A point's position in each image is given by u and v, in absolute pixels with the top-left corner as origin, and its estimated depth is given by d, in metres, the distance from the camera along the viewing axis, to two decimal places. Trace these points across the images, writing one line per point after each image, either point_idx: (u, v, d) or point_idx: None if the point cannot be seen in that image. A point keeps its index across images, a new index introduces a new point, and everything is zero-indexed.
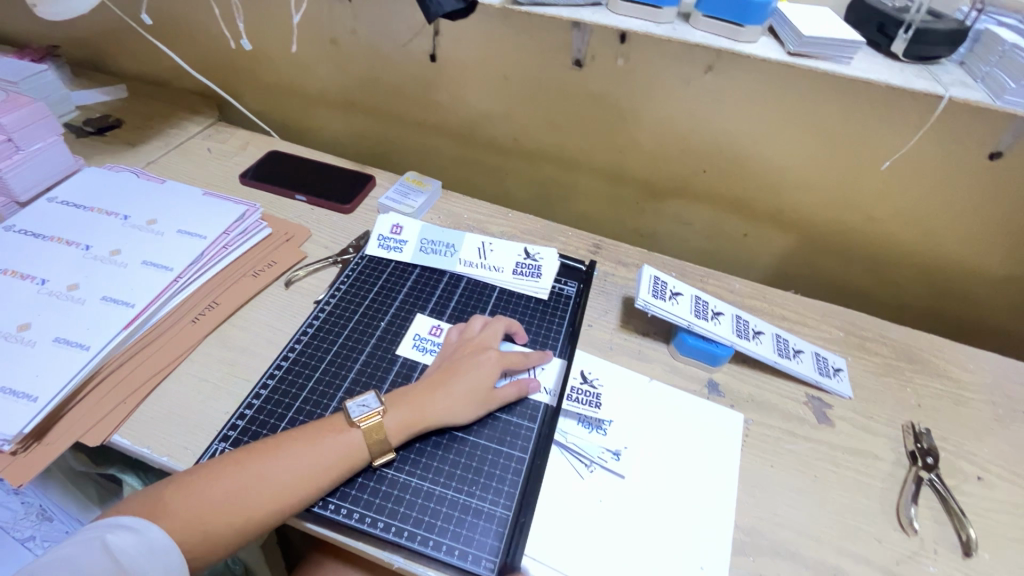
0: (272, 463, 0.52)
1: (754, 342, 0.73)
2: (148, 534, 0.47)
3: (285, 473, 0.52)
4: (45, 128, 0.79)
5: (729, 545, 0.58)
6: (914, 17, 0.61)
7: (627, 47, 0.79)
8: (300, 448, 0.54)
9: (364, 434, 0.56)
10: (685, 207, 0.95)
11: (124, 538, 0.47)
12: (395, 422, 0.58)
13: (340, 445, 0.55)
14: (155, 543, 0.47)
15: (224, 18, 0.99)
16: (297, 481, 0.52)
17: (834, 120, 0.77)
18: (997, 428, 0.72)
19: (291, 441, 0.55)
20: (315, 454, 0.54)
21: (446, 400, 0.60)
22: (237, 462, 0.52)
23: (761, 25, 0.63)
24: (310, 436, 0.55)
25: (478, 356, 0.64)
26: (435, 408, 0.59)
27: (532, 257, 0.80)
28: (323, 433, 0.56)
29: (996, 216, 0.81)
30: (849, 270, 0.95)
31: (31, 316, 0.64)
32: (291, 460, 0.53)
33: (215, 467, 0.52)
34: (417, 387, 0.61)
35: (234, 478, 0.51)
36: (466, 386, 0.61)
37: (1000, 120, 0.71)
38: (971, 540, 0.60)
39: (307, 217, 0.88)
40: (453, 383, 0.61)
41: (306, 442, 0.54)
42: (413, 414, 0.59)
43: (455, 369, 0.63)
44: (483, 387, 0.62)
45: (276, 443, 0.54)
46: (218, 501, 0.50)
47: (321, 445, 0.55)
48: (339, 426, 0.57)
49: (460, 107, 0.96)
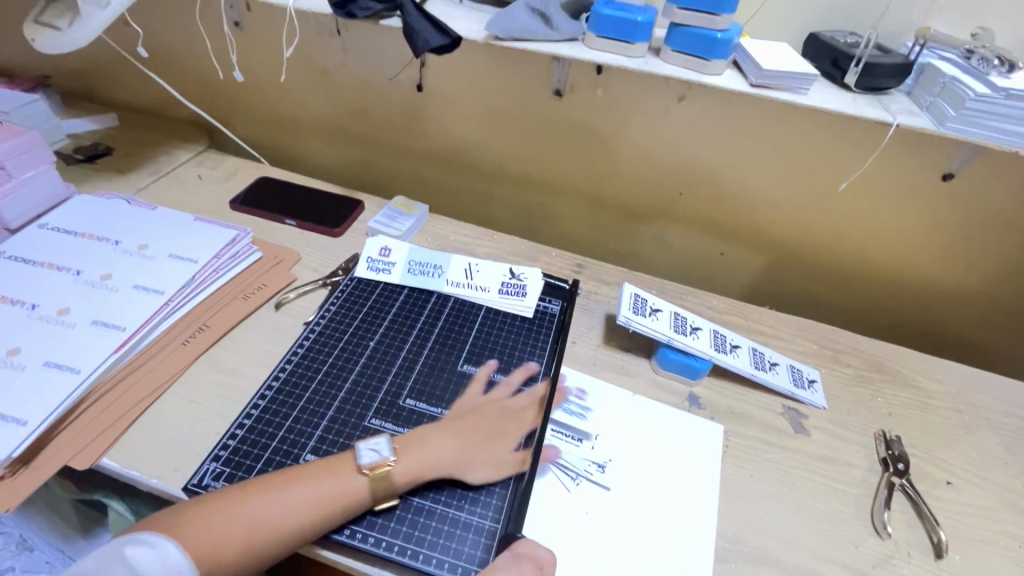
0: (284, 506, 0.52)
1: (731, 356, 0.76)
2: (165, 551, 0.48)
3: (283, 520, 0.52)
4: (38, 156, 0.81)
5: (711, 554, 0.59)
6: (863, 53, 0.66)
7: (604, 78, 0.83)
8: (310, 490, 0.54)
9: (373, 479, 0.56)
10: (663, 228, 0.99)
11: (142, 552, 0.47)
12: (403, 461, 0.58)
13: (347, 486, 0.55)
14: (171, 558, 0.48)
15: (218, 52, 1.02)
16: (298, 524, 0.52)
17: (799, 147, 0.82)
18: (963, 434, 0.75)
19: (297, 480, 0.54)
20: (321, 496, 0.54)
21: (434, 422, 0.62)
22: (242, 501, 0.52)
23: (725, 59, 0.69)
24: (317, 477, 0.55)
25: (506, 420, 0.65)
26: (428, 429, 0.61)
27: (517, 277, 0.83)
28: (331, 472, 0.55)
29: (954, 234, 0.86)
30: (822, 286, 0.99)
31: (21, 341, 0.64)
32: (300, 500, 0.53)
33: (225, 500, 0.52)
34: (440, 430, 0.62)
35: (243, 517, 0.51)
36: (454, 408, 0.64)
37: (950, 146, 0.76)
38: (942, 542, 0.62)
39: (296, 241, 0.90)
40: (474, 441, 0.61)
41: (310, 482, 0.54)
42: (423, 464, 0.58)
43: (441, 391, 0.66)
44: (506, 458, 0.62)
45: (287, 481, 0.54)
46: (224, 536, 0.50)
47: (330, 486, 0.54)
48: (341, 467, 0.56)
49: (446, 134, 1.00)
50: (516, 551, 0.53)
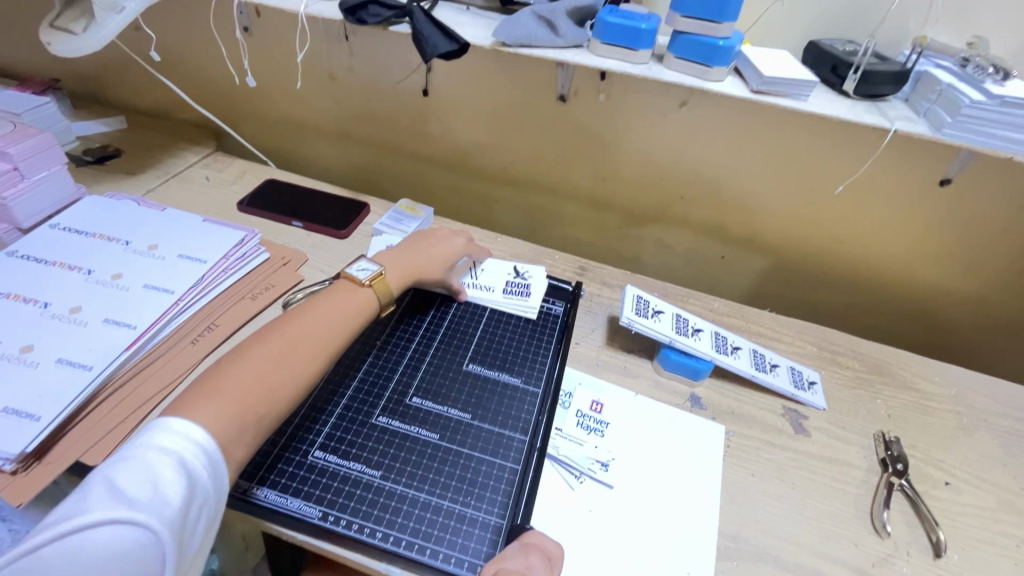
0: (304, 324, 0.60)
1: (732, 357, 0.77)
2: (204, 448, 0.47)
3: (311, 330, 0.60)
4: (50, 158, 0.82)
5: (714, 551, 0.60)
6: (862, 60, 0.68)
7: (607, 84, 0.85)
8: (325, 300, 0.63)
9: (374, 290, 0.67)
10: (665, 232, 1.01)
11: (191, 457, 0.45)
12: (395, 275, 0.71)
13: (355, 300, 0.65)
14: (213, 458, 0.47)
15: (227, 56, 1.04)
16: (321, 342, 0.60)
17: (799, 152, 0.84)
18: (961, 435, 0.76)
19: (301, 317, 0.61)
20: (336, 307, 0.63)
21: (428, 259, 0.76)
22: (264, 340, 0.57)
23: (727, 66, 0.70)
24: (329, 296, 0.64)
25: (440, 237, 0.80)
26: (421, 266, 0.75)
27: (521, 276, 0.85)
28: (341, 292, 0.65)
29: (951, 238, 0.87)
30: (822, 289, 1.00)
31: (35, 338, 0.65)
32: (317, 323, 0.61)
33: (245, 348, 0.55)
34: (396, 255, 0.74)
35: (270, 343, 0.56)
36: (437, 255, 0.77)
37: (947, 152, 0.78)
38: (941, 541, 0.63)
39: (303, 242, 0.91)
40: (428, 250, 0.77)
41: (316, 312, 0.62)
42: (407, 271, 0.72)
43: (429, 242, 0.78)
44: (450, 254, 0.79)
45: (299, 312, 0.61)
46: (260, 376, 0.53)
47: (341, 300, 0.64)
48: (347, 287, 0.66)
49: (452, 138, 1.01)
50: (524, 542, 0.54)
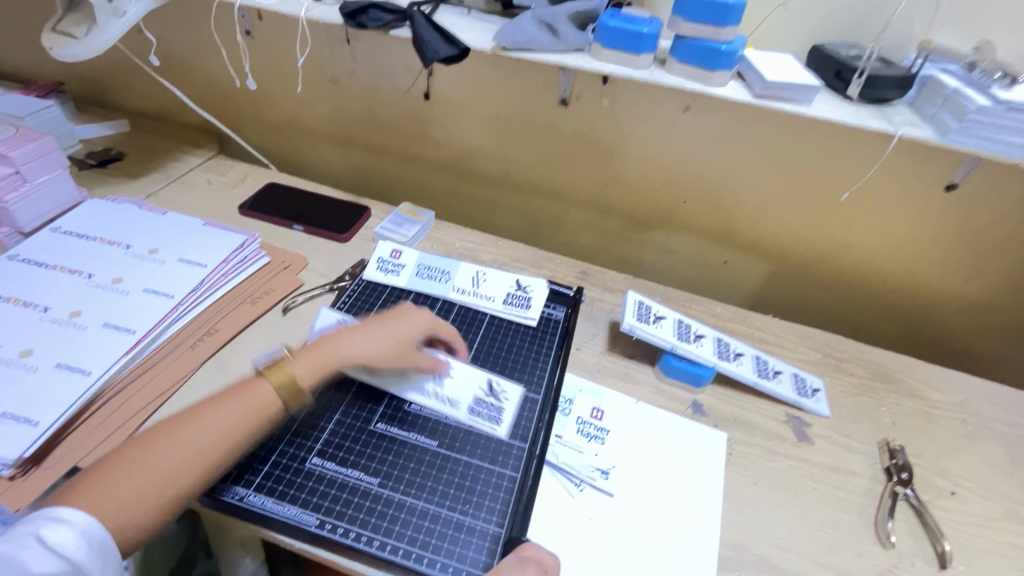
0: (201, 421, 0.54)
1: (735, 363, 0.77)
2: (83, 526, 0.45)
3: (202, 432, 0.53)
4: (52, 161, 0.83)
5: (715, 561, 0.59)
6: (865, 65, 0.68)
7: (610, 88, 0.84)
8: (227, 397, 0.56)
9: (276, 383, 0.58)
10: (667, 236, 1.00)
11: (59, 532, 0.44)
12: (309, 365, 0.60)
13: (261, 394, 0.57)
14: (93, 534, 0.45)
15: (229, 60, 1.04)
16: (217, 441, 0.53)
17: (803, 157, 0.83)
18: (968, 444, 0.75)
19: (203, 407, 0.55)
20: (237, 407, 0.56)
21: (359, 342, 0.64)
22: (155, 435, 0.52)
23: (730, 71, 0.69)
24: (232, 392, 0.57)
25: (400, 316, 0.68)
26: (347, 347, 0.63)
27: (523, 289, 0.83)
28: (245, 386, 0.57)
29: (957, 243, 0.86)
30: (826, 295, 0.99)
31: (34, 342, 0.65)
32: (213, 423, 0.54)
33: (134, 444, 0.52)
34: (326, 340, 0.64)
35: (161, 442, 0.52)
36: (386, 334, 0.66)
37: (953, 157, 0.77)
38: (946, 552, 0.62)
39: (304, 246, 0.91)
40: (370, 334, 0.65)
41: (217, 403, 0.56)
42: (326, 360, 0.61)
43: (379, 320, 0.67)
44: (400, 339, 0.66)
45: (201, 408, 0.55)
46: (144, 475, 0.49)
47: (244, 397, 0.56)
48: (257, 377, 0.58)
49: (453, 141, 1.01)
50: (521, 554, 0.53)
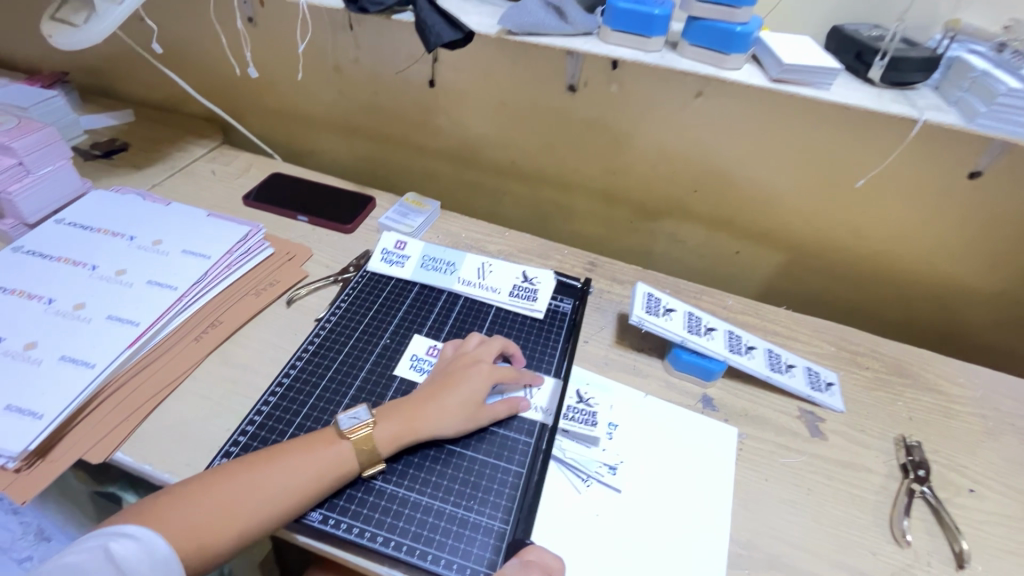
0: (269, 470, 0.54)
1: (747, 357, 0.75)
2: (150, 543, 0.47)
3: (273, 482, 0.53)
4: (56, 152, 0.82)
5: (725, 559, 0.58)
6: (888, 46, 0.65)
7: (619, 73, 0.82)
8: (294, 454, 0.55)
9: (353, 445, 0.57)
10: (677, 226, 0.98)
11: (127, 547, 0.46)
12: (385, 434, 0.58)
13: (333, 452, 0.56)
14: (158, 551, 0.47)
15: (231, 48, 1.02)
16: (283, 492, 0.53)
17: (820, 143, 0.80)
18: (988, 441, 0.73)
19: (283, 452, 0.55)
20: (308, 461, 0.55)
21: (436, 414, 0.61)
22: (227, 475, 0.53)
23: (744, 54, 0.67)
24: (304, 446, 0.56)
25: (470, 371, 0.65)
26: (426, 420, 0.60)
27: (530, 281, 0.82)
28: (317, 443, 0.57)
29: (980, 233, 0.83)
30: (841, 286, 0.97)
31: (38, 335, 0.65)
32: (285, 470, 0.54)
33: (207, 478, 0.53)
34: (401, 406, 0.61)
35: (234, 483, 0.52)
36: (457, 399, 0.62)
37: (978, 142, 0.74)
38: (964, 551, 0.61)
39: (309, 237, 0.90)
40: (443, 397, 0.62)
41: (298, 452, 0.55)
42: (404, 426, 0.59)
43: (447, 382, 0.63)
44: (474, 400, 0.63)
45: (271, 453, 0.55)
46: (211, 515, 0.50)
47: (314, 454, 0.55)
48: (331, 437, 0.58)
49: (459, 130, 0.99)
50: (524, 558, 0.52)
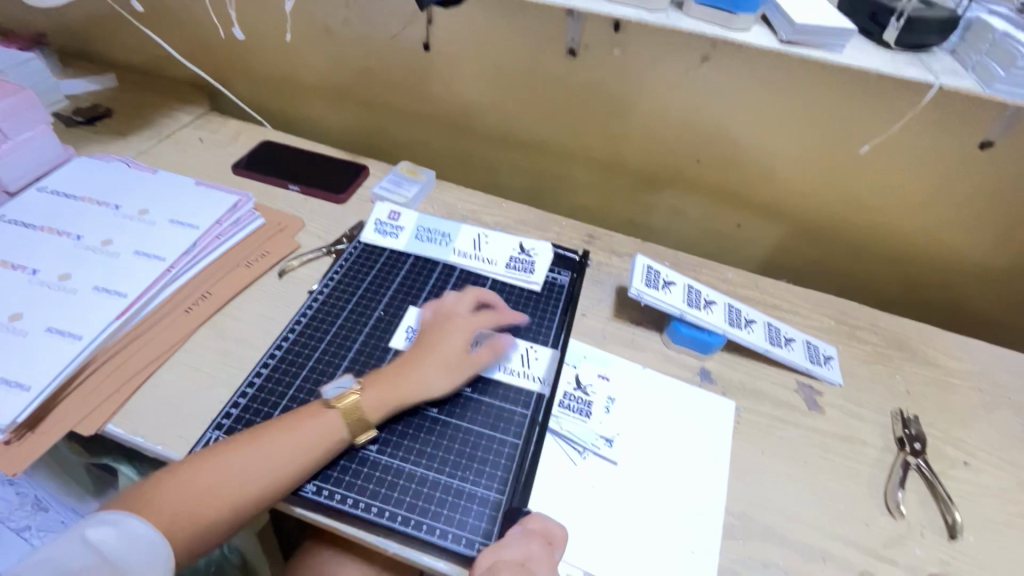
0: (257, 451, 0.52)
1: (746, 330, 0.74)
2: (132, 526, 0.47)
3: (262, 463, 0.52)
4: (34, 117, 0.79)
5: (720, 531, 0.58)
6: (905, 6, 0.61)
7: (621, 36, 0.79)
8: (282, 433, 0.54)
9: (341, 414, 0.56)
10: (678, 198, 0.95)
11: (104, 533, 0.46)
12: (373, 398, 0.58)
13: (322, 427, 0.55)
14: (140, 535, 0.47)
15: (216, 9, 0.98)
16: (275, 472, 0.52)
17: (826, 111, 0.78)
18: (984, 414, 0.73)
19: (271, 430, 0.54)
20: (297, 442, 0.54)
21: (421, 373, 0.60)
22: (216, 457, 0.52)
23: (754, 13, 0.63)
24: (290, 422, 0.55)
25: (448, 327, 0.65)
26: (412, 381, 0.60)
27: (527, 253, 0.80)
28: (304, 419, 0.55)
29: (986, 205, 0.81)
30: (842, 259, 0.95)
31: (23, 307, 0.63)
32: (275, 449, 0.53)
33: (196, 461, 0.52)
34: (386, 371, 0.61)
35: (223, 467, 0.51)
36: (440, 355, 0.62)
37: (990, 110, 0.71)
38: (956, 523, 0.61)
39: (300, 207, 0.88)
40: (426, 355, 0.62)
41: (287, 429, 0.54)
42: (390, 389, 0.59)
43: (426, 342, 0.63)
44: (457, 353, 0.63)
45: (259, 432, 0.54)
46: (202, 499, 0.50)
47: (302, 430, 0.55)
48: (316, 409, 0.57)
49: (454, 96, 0.96)
50: (527, 526, 0.52)
